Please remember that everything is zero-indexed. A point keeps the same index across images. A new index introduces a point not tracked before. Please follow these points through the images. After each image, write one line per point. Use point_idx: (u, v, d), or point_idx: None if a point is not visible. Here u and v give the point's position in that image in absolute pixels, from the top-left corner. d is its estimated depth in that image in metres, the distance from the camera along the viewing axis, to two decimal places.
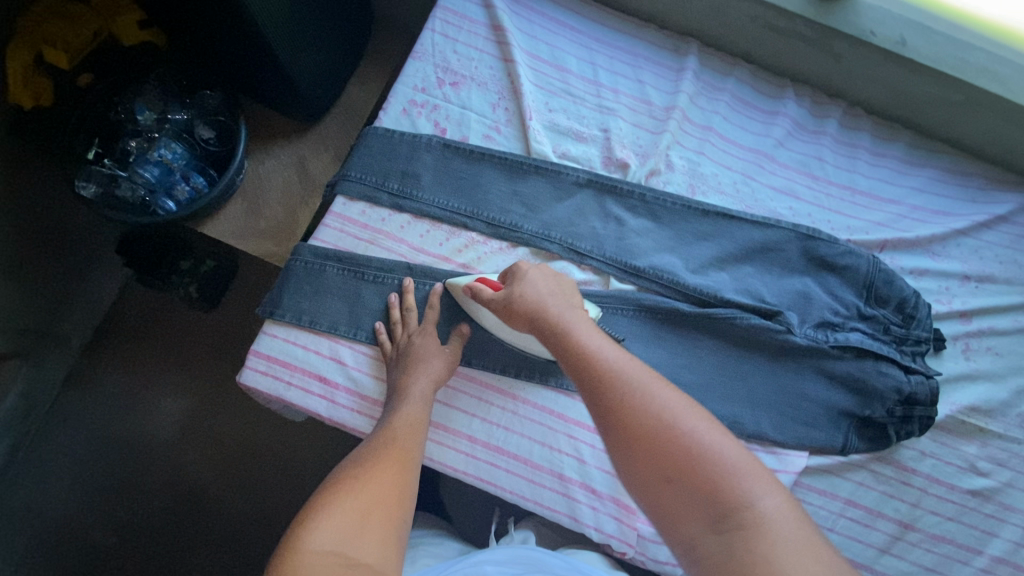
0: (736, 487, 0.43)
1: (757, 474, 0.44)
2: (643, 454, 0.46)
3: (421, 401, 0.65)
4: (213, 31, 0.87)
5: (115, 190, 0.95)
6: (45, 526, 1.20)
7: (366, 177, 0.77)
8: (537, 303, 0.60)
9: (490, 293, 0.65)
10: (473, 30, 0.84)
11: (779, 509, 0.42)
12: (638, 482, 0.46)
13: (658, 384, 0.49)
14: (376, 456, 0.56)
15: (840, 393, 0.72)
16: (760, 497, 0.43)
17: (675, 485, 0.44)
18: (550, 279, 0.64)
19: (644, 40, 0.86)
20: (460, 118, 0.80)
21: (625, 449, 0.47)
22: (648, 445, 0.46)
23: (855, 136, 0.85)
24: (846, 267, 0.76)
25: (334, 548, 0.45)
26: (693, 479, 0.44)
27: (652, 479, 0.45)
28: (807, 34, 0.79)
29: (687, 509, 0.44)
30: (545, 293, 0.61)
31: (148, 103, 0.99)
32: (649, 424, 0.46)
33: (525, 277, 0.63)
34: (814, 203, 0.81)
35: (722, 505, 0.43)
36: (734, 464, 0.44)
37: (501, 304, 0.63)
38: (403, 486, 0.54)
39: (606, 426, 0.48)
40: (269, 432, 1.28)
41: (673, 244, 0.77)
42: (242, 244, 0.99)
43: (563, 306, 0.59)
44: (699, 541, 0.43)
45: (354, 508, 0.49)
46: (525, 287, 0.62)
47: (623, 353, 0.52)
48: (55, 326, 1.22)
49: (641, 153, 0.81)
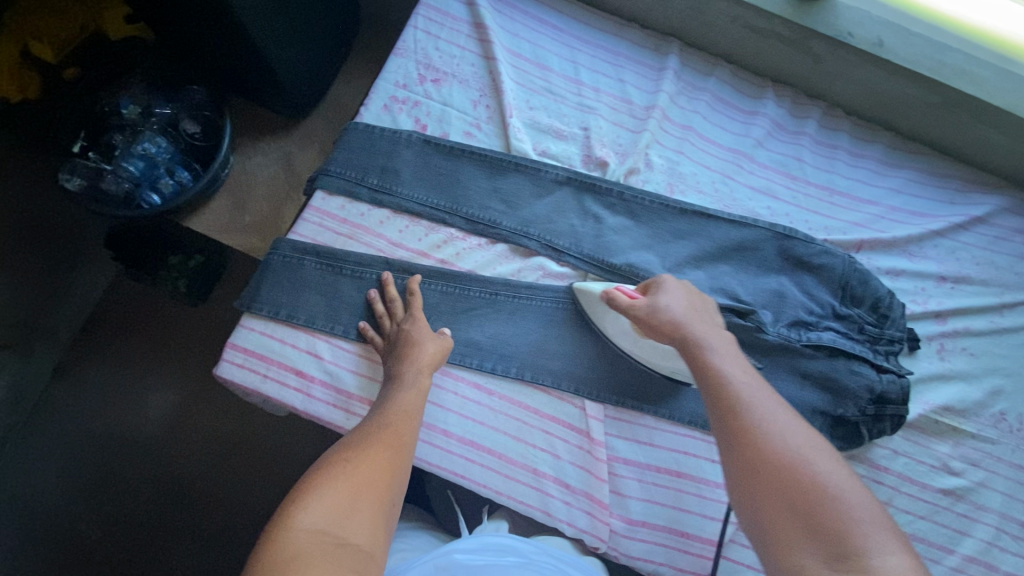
0: (860, 533, 0.45)
1: (883, 529, 0.45)
2: (770, 481, 0.49)
3: (416, 388, 0.65)
4: (198, 25, 0.87)
5: (100, 183, 0.96)
6: (32, 518, 1.21)
7: (346, 172, 0.78)
8: (681, 325, 0.63)
9: (628, 300, 0.67)
10: (455, 27, 0.84)
11: (902, 567, 0.43)
12: (760, 507, 0.48)
13: (795, 425, 0.52)
14: (371, 440, 0.57)
15: (813, 391, 0.73)
16: (885, 551, 0.43)
17: (797, 514, 0.47)
18: (693, 302, 0.66)
19: (626, 39, 0.87)
20: (441, 115, 0.81)
21: (757, 472, 0.50)
22: (778, 474, 0.49)
23: (834, 137, 0.85)
24: (821, 267, 0.76)
25: (323, 527, 0.46)
26: (813, 512, 0.46)
27: (777, 509, 0.47)
28: (786, 34, 0.80)
29: (808, 542, 0.45)
30: (688, 313, 0.64)
31: (134, 97, 1.00)
32: (782, 452, 0.50)
33: (664, 289, 0.66)
34: (792, 203, 0.81)
35: (845, 545, 0.44)
36: (861, 512, 0.46)
37: (641, 316, 0.65)
38: (393, 471, 0.55)
39: (737, 449, 0.52)
40: (257, 427, 1.29)
41: (650, 242, 0.77)
42: (226, 238, 0.99)
43: (705, 330, 0.62)
44: (811, 571, 0.44)
45: (344, 489, 0.50)
46: (668, 304, 0.65)
47: (765, 389, 0.56)
48: (42, 319, 1.22)
49: (620, 152, 0.81)
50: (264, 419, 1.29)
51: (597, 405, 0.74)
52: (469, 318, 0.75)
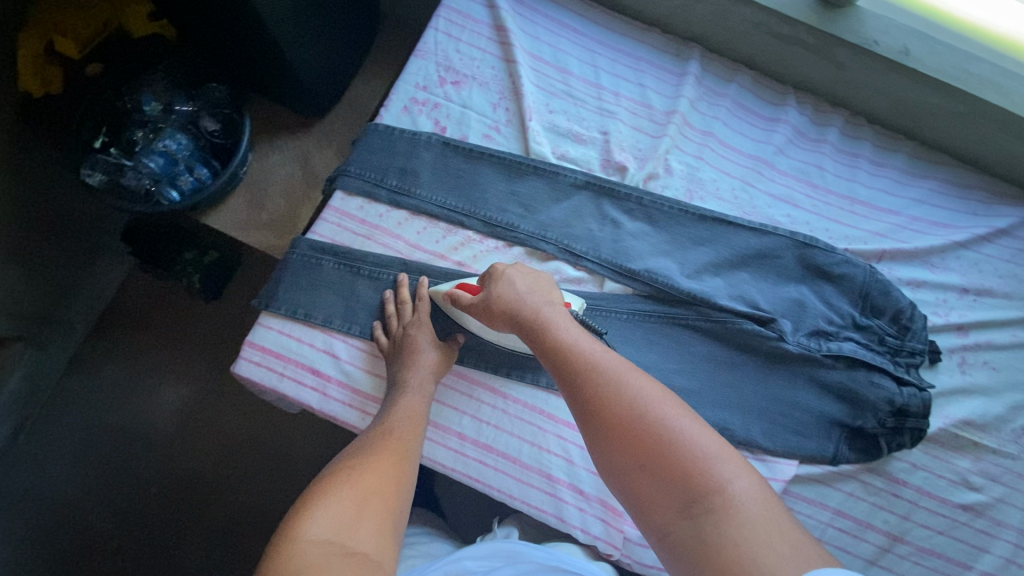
0: (708, 472, 0.45)
1: (731, 459, 0.46)
2: (623, 449, 0.48)
3: (418, 394, 0.66)
4: (220, 23, 0.88)
5: (120, 178, 0.97)
6: (45, 508, 1.22)
7: (366, 173, 0.78)
8: (519, 306, 0.62)
9: (470, 298, 0.67)
10: (476, 29, 0.84)
11: (748, 491, 0.44)
12: (619, 475, 0.48)
13: (634, 376, 0.52)
14: (373, 450, 0.58)
15: (831, 402, 0.72)
16: (732, 481, 0.44)
17: (648, 473, 0.46)
18: (533, 279, 0.66)
19: (647, 44, 0.86)
20: (460, 117, 0.81)
21: (606, 440, 0.49)
22: (627, 438, 0.48)
23: (856, 146, 0.84)
24: (842, 276, 0.76)
25: (330, 538, 0.47)
26: (664, 467, 0.46)
27: (635, 476, 0.47)
28: (809, 41, 0.79)
29: (662, 497, 0.45)
30: (524, 294, 0.63)
31: (155, 94, 1.01)
32: (624, 413, 0.49)
33: (503, 277, 0.65)
34: (812, 211, 0.80)
35: (693, 488, 0.44)
36: (706, 449, 0.46)
37: (483, 309, 0.65)
38: (398, 481, 0.56)
39: (586, 422, 0.51)
40: (267, 424, 1.29)
41: (669, 248, 0.77)
42: (243, 236, 1.00)
43: (543, 304, 0.62)
44: (674, 528, 0.44)
45: (349, 499, 0.51)
46: (504, 291, 0.63)
47: (606, 352, 0.55)
48: (57, 313, 1.23)
49: (640, 157, 0.81)
50: (273, 417, 1.30)
51: None
52: None
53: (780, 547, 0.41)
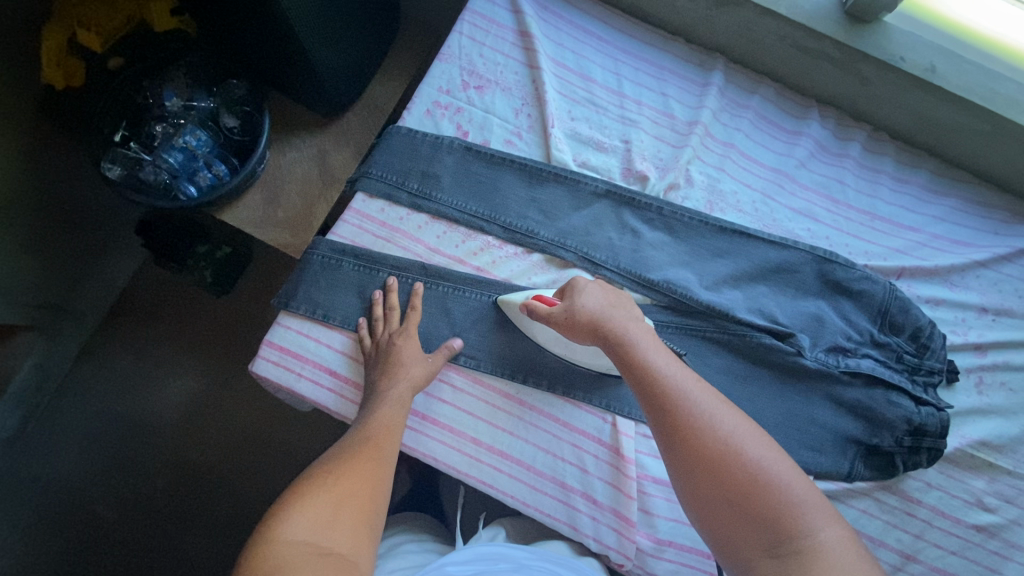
0: (799, 516, 0.49)
1: (816, 505, 0.50)
2: (716, 482, 0.52)
3: (398, 403, 0.66)
4: (245, 22, 0.88)
5: (139, 172, 0.97)
6: (52, 496, 1.23)
7: (387, 176, 0.78)
8: (604, 325, 0.63)
9: (548, 309, 0.66)
10: (500, 34, 0.84)
11: (837, 539, 0.48)
12: (705, 504, 0.52)
13: (726, 414, 0.55)
14: (350, 455, 0.59)
15: (848, 419, 0.72)
16: (821, 529, 0.48)
17: (738, 508, 0.50)
18: (610, 295, 0.66)
19: (670, 53, 0.86)
20: (482, 122, 0.81)
21: (695, 468, 0.53)
22: (722, 473, 0.52)
23: (878, 161, 0.84)
24: (861, 292, 0.75)
25: (307, 539, 0.48)
26: (757, 505, 0.50)
27: (726, 509, 0.51)
28: (835, 55, 0.79)
29: (750, 533, 0.49)
30: (607, 308, 0.64)
31: (177, 90, 1.02)
32: (719, 448, 0.53)
33: (584, 290, 0.66)
34: (832, 226, 0.80)
35: (781, 527, 0.48)
36: (798, 495, 0.50)
37: (564, 321, 0.65)
38: (374, 486, 0.57)
39: (678, 449, 0.54)
40: (274, 420, 1.30)
41: (688, 259, 0.77)
42: (260, 233, 1.00)
43: (629, 324, 0.63)
44: (758, 562, 0.48)
45: (325, 502, 0.52)
46: (588, 304, 0.64)
47: (698, 385, 0.58)
48: (70, 302, 1.24)
49: (661, 167, 0.81)
50: (282, 413, 1.30)
51: (628, 422, 0.73)
52: (503, 327, 0.75)
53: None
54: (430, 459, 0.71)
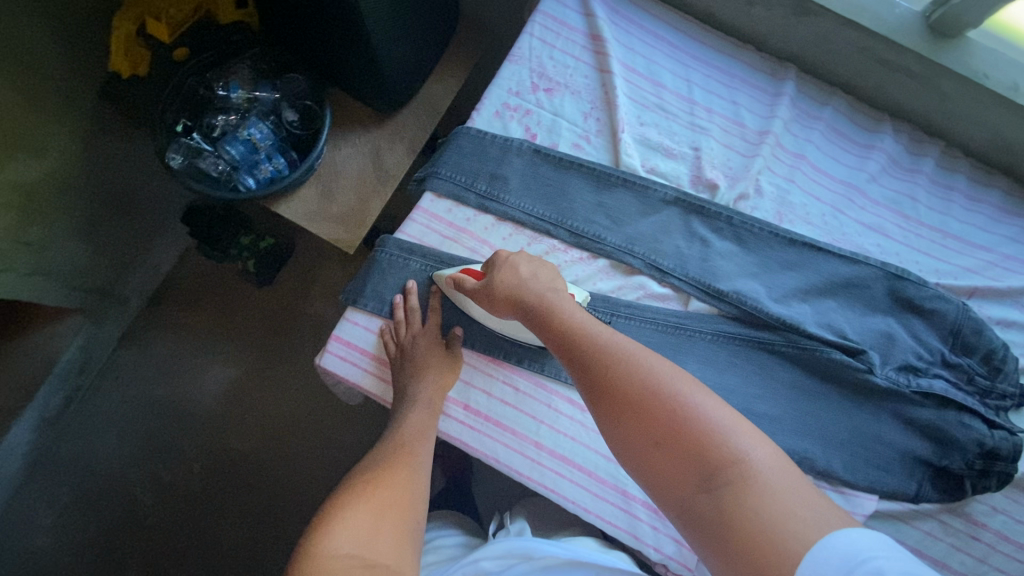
0: (723, 443, 0.45)
1: (746, 431, 0.47)
2: (639, 426, 0.49)
3: (429, 411, 0.68)
4: (316, 17, 0.88)
5: (200, 162, 0.98)
6: (91, 476, 1.25)
7: (456, 176, 0.78)
8: (522, 294, 0.62)
9: (472, 283, 0.67)
10: (571, 37, 0.84)
11: (768, 460, 0.44)
12: (635, 456, 0.49)
13: (642, 354, 0.53)
14: (385, 465, 0.59)
15: (917, 440, 0.71)
16: (750, 451, 0.45)
17: (664, 449, 0.47)
18: (532, 260, 0.66)
19: (741, 61, 0.85)
20: (551, 125, 0.81)
21: (615, 422, 0.51)
22: (643, 416, 0.49)
23: (951, 178, 0.83)
24: (933, 311, 0.74)
25: (354, 552, 0.48)
26: (681, 443, 0.46)
27: (653, 455, 0.48)
28: (914, 68, 0.78)
29: (682, 474, 0.46)
30: (527, 274, 0.64)
31: (241, 82, 1.03)
32: (637, 390, 0.50)
33: (506, 262, 0.65)
34: (902, 242, 0.79)
35: (708, 462, 0.45)
36: (722, 422, 0.47)
37: (487, 292, 0.65)
38: (412, 495, 0.57)
39: (601, 404, 0.52)
40: (310, 411, 1.31)
41: (756, 271, 0.76)
42: (314, 226, 1.01)
43: (546, 286, 0.62)
44: (695, 503, 0.45)
45: (366, 512, 0.52)
46: (505, 277, 0.64)
47: (615, 333, 0.56)
48: (117, 286, 1.26)
49: (730, 176, 0.80)
50: (318, 405, 1.31)
51: None
52: None
53: (804, 517, 0.41)
54: (492, 461, 0.71)
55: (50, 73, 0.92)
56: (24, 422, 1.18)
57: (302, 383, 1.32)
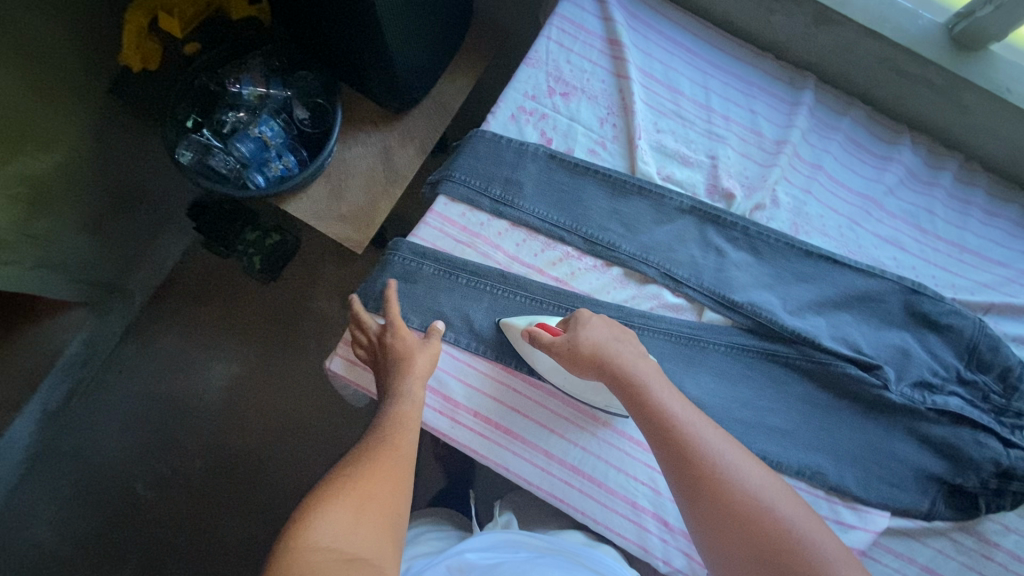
0: (828, 568, 0.51)
1: (845, 557, 0.52)
2: (743, 534, 0.54)
3: (412, 401, 0.63)
4: (330, 15, 0.87)
5: (210, 159, 0.97)
6: (92, 470, 1.25)
7: (470, 180, 0.77)
8: (605, 356, 0.63)
9: (551, 338, 0.66)
10: (588, 41, 0.83)
11: None
12: (732, 558, 0.54)
13: (745, 463, 0.57)
14: (371, 455, 0.56)
15: (930, 456, 0.71)
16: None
17: (768, 562, 0.53)
18: (616, 328, 0.66)
19: (759, 69, 0.84)
20: (567, 130, 0.80)
21: (696, 500, 0.56)
22: (749, 527, 0.54)
23: (969, 192, 0.82)
24: (949, 327, 0.74)
25: (332, 544, 0.46)
26: (787, 561, 0.52)
27: (753, 561, 0.53)
28: (936, 81, 0.77)
29: None
30: (610, 341, 0.65)
31: (253, 78, 1.02)
32: (741, 501, 0.55)
33: (589, 323, 0.66)
34: (919, 256, 0.78)
35: (784, 550, 0.53)
36: (825, 548, 0.52)
37: (567, 349, 0.64)
38: (397, 488, 0.55)
39: (703, 503, 0.56)
40: (313, 410, 1.30)
41: (772, 282, 0.75)
42: (322, 226, 1.00)
43: (637, 360, 0.64)
44: None
45: (347, 504, 0.50)
46: (592, 336, 0.64)
47: (716, 434, 0.59)
48: (122, 281, 1.25)
49: (747, 185, 0.79)
50: (322, 406, 1.30)
51: None
52: None
53: None
54: (502, 470, 0.70)
55: (58, 64, 0.91)
56: (27, 416, 1.17)
57: (306, 381, 1.32)
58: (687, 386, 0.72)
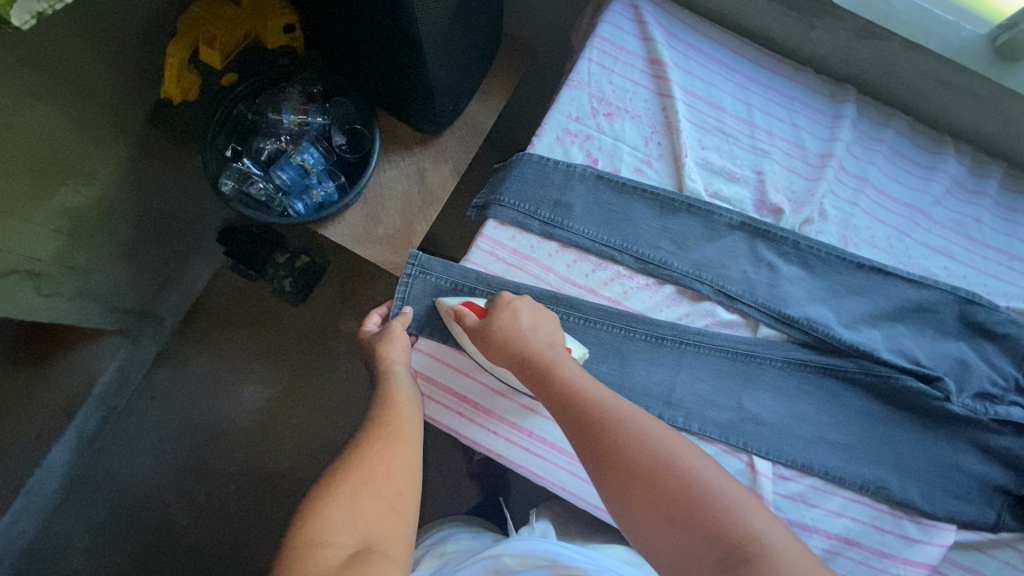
0: (741, 523, 0.47)
1: (759, 512, 0.49)
2: (648, 494, 0.51)
3: (401, 383, 0.65)
4: (371, 43, 0.88)
5: (250, 187, 0.99)
6: (127, 496, 1.24)
7: (519, 203, 0.77)
8: (514, 339, 0.64)
9: (472, 320, 0.67)
10: (630, 61, 0.83)
11: (784, 542, 0.47)
12: (641, 523, 0.50)
13: (646, 423, 0.55)
14: (367, 440, 0.58)
15: (993, 467, 0.70)
16: (766, 531, 0.47)
17: (676, 523, 0.49)
18: (531, 313, 0.67)
19: (800, 84, 0.85)
20: (613, 150, 0.80)
21: (601, 469, 0.54)
22: (653, 485, 0.51)
23: (1015, 199, 0.82)
24: (1005, 336, 0.73)
25: (332, 540, 0.49)
26: (693, 515, 0.48)
27: (660, 522, 0.49)
28: (980, 90, 0.78)
29: (696, 550, 0.47)
30: (526, 330, 0.65)
31: (293, 107, 1.04)
32: (643, 459, 0.52)
33: (508, 306, 0.67)
34: (969, 264, 0.78)
35: (689, 505, 0.49)
36: (734, 499, 0.49)
37: (478, 332, 0.66)
38: (395, 469, 0.56)
39: (602, 467, 0.53)
40: (346, 430, 1.30)
41: (825, 296, 0.76)
42: (360, 249, 0.99)
43: (544, 343, 0.64)
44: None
45: (343, 498, 0.52)
46: (505, 320, 0.65)
47: (618, 398, 0.58)
48: (154, 307, 1.25)
49: (795, 200, 0.79)
50: (354, 426, 1.31)
51: (764, 461, 0.70)
52: (639, 362, 0.73)
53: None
54: (559, 490, 0.71)
55: (104, 101, 0.91)
56: (63, 444, 1.17)
57: (339, 402, 1.32)
58: (746, 403, 0.72)
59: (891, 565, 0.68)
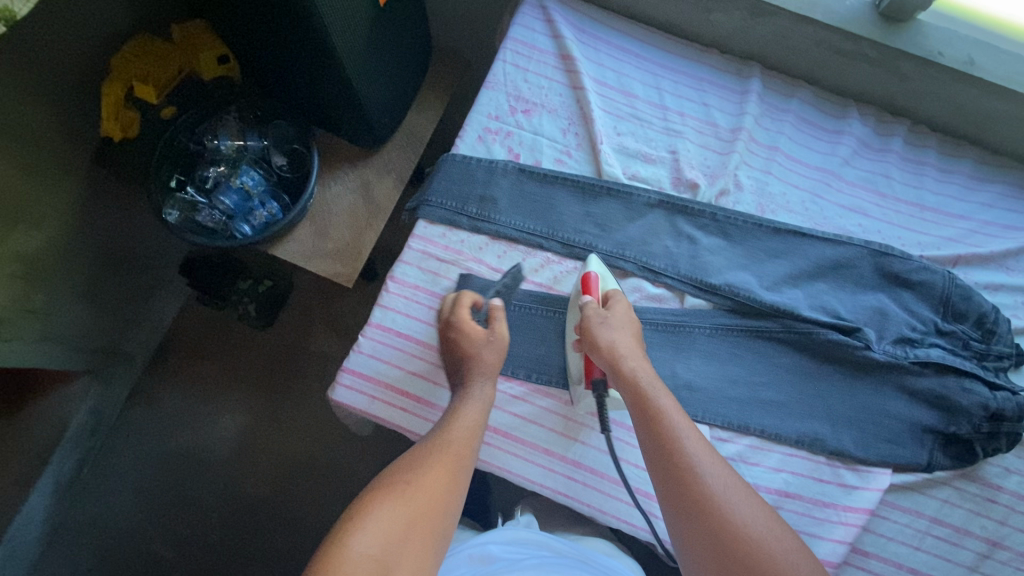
0: None
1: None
2: (733, 555, 0.52)
3: (476, 407, 0.64)
4: (296, 68, 0.91)
5: (197, 215, 1.03)
6: (111, 537, 1.24)
7: (446, 202, 0.80)
8: (617, 359, 0.64)
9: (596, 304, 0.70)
10: (542, 59, 0.87)
11: None
12: None
13: (737, 484, 0.56)
14: (428, 458, 0.58)
15: (922, 409, 0.73)
16: None
17: None
18: (635, 338, 0.68)
19: (707, 65, 0.89)
20: (532, 144, 0.84)
21: (687, 518, 0.55)
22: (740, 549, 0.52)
23: (922, 153, 0.86)
24: (921, 283, 0.76)
25: (374, 555, 0.48)
26: None
27: None
28: (871, 54, 0.82)
29: None
30: (624, 350, 0.65)
31: (229, 133, 1.07)
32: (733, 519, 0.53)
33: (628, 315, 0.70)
34: (882, 220, 0.82)
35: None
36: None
37: (590, 327, 0.67)
38: (445, 500, 0.56)
39: (691, 518, 0.55)
40: (324, 447, 1.31)
41: (746, 262, 0.78)
42: (310, 265, 1.02)
43: (645, 372, 0.64)
44: None
45: (397, 517, 0.51)
46: (617, 335, 0.66)
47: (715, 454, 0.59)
48: (122, 344, 1.27)
49: (709, 174, 0.83)
50: (331, 443, 1.32)
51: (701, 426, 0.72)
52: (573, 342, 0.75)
53: None
54: (505, 472, 0.72)
55: (48, 144, 0.93)
56: (41, 490, 1.17)
57: (316, 421, 1.33)
58: (679, 370, 0.75)
59: (834, 514, 0.70)
